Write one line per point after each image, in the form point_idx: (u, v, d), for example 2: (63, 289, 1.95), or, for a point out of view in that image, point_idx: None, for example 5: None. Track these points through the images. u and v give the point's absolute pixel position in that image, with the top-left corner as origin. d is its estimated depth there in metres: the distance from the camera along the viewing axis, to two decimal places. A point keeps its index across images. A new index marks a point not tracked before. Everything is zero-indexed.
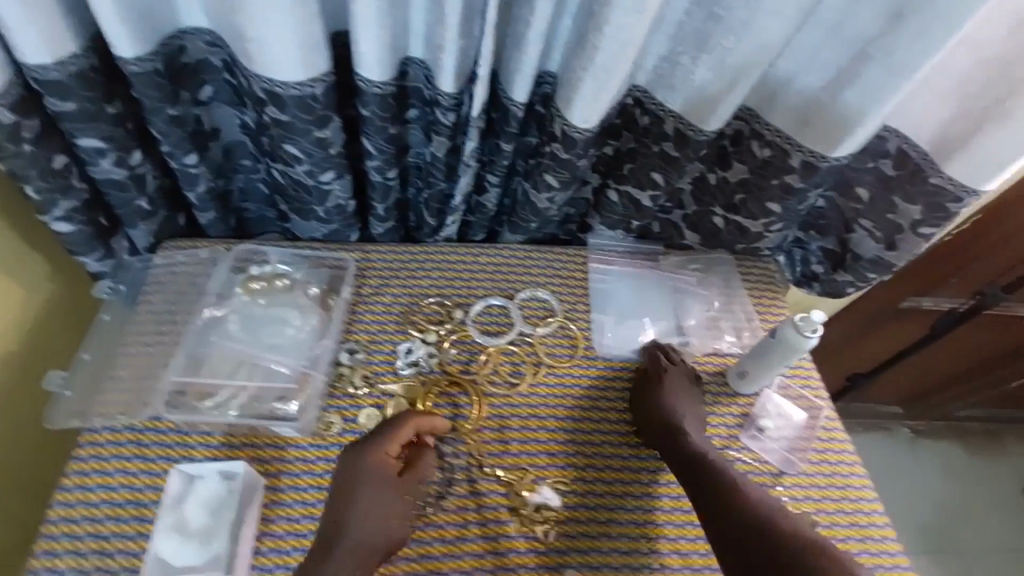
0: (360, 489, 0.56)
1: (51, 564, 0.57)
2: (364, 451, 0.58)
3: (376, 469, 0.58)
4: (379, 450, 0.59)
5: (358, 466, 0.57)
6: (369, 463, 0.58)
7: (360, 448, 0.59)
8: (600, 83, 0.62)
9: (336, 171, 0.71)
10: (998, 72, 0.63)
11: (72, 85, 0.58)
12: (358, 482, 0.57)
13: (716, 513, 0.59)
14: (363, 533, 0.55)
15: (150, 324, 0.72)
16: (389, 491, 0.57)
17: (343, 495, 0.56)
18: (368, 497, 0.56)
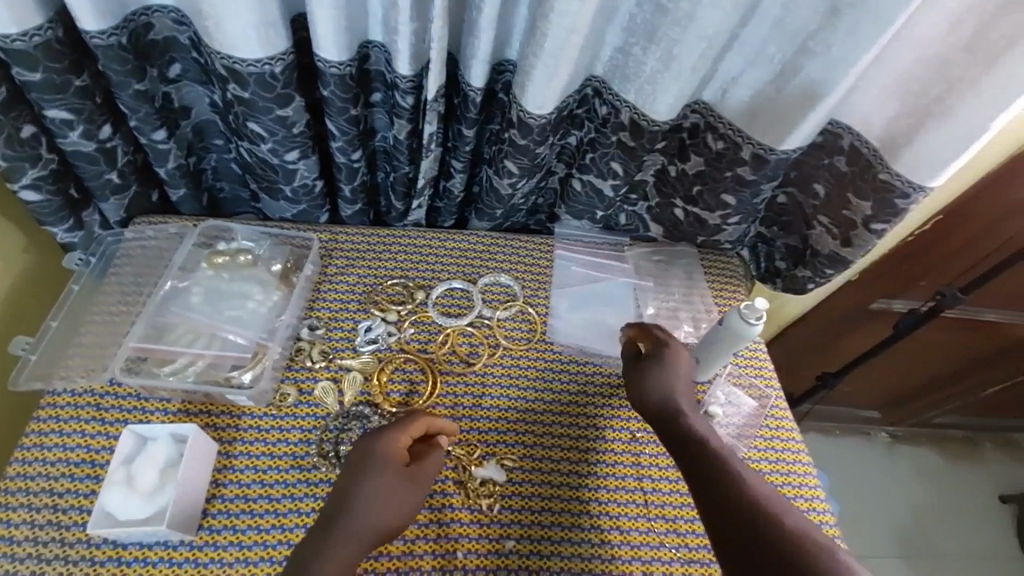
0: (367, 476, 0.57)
1: (6, 516, 0.59)
2: (375, 439, 0.59)
3: (384, 456, 0.58)
4: (390, 441, 0.59)
5: (371, 453, 0.58)
6: (382, 450, 0.58)
7: (372, 437, 0.60)
8: (550, 70, 0.65)
9: (301, 150, 0.74)
10: (936, 71, 0.65)
11: (39, 56, 0.60)
12: (366, 467, 0.57)
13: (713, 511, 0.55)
14: (361, 518, 0.55)
15: (115, 294, 0.75)
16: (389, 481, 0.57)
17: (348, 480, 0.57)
18: (371, 484, 0.56)
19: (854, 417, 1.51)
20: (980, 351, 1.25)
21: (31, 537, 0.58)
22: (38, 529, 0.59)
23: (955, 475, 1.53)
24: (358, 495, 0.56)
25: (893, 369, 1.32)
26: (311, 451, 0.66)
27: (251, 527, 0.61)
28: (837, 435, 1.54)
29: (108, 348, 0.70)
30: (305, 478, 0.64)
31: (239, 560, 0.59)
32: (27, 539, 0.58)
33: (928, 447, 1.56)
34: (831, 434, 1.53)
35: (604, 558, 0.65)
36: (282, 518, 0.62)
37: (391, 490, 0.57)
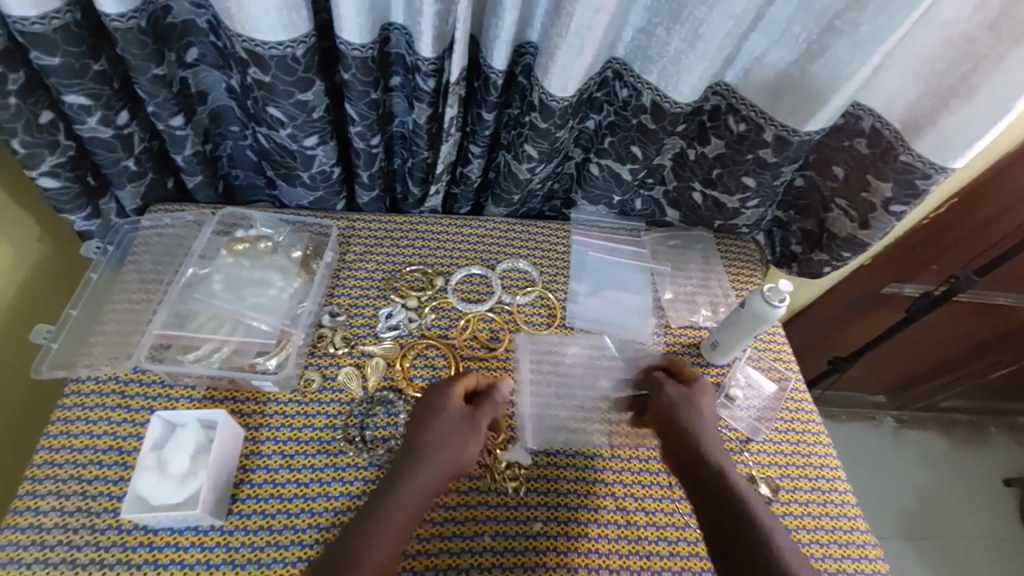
0: (427, 450, 0.59)
1: (35, 504, 0.59)
2: (437, 416, 0.61)
3: (451, 427, 0.60)
4: (448, 408, 0.61)
5: (433, 428, 0.60)
6: (445, 423, 0.60)
7: (432, 410, 0.61)
8: (574, 49, 0.65)
9: (320, 135, 0.74)
10: (961, 49, 0.64)
11: (58, 40, 0.60)
12: (425, 440, 0.59)
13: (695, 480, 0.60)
14: (404, 508, 0.56)
15: (135, 282, 0.74)
16: (450, 441, 0.59)
17: (409, 455, 0.59)
18: (438, 451, 0.59)
19: (861, 402, 1.52)
20: (990, 334, 1.25)
21: (62, 524, 0.58)
22: (69, 515, 0.59)
23: (961, 459, 1.55)
24: (397, 492, 0.57)
25: (903, 353, 1.32)
26: (337, 436, 0.66)
27: (280, 512, 0.61)
28: (845, 421, 1.55)
29: (130, 336, 0.70)
30: (333, 463, 0.65)
31: (270, 544, 0.59)
32: (58, 526, 0.58)
33: (934, 432, 1.57)
34: (839, 419, 1.54)
35: (630, 539, 0.64)
36: (311, 502, 0.62)
37: (454, 448, 0.59)
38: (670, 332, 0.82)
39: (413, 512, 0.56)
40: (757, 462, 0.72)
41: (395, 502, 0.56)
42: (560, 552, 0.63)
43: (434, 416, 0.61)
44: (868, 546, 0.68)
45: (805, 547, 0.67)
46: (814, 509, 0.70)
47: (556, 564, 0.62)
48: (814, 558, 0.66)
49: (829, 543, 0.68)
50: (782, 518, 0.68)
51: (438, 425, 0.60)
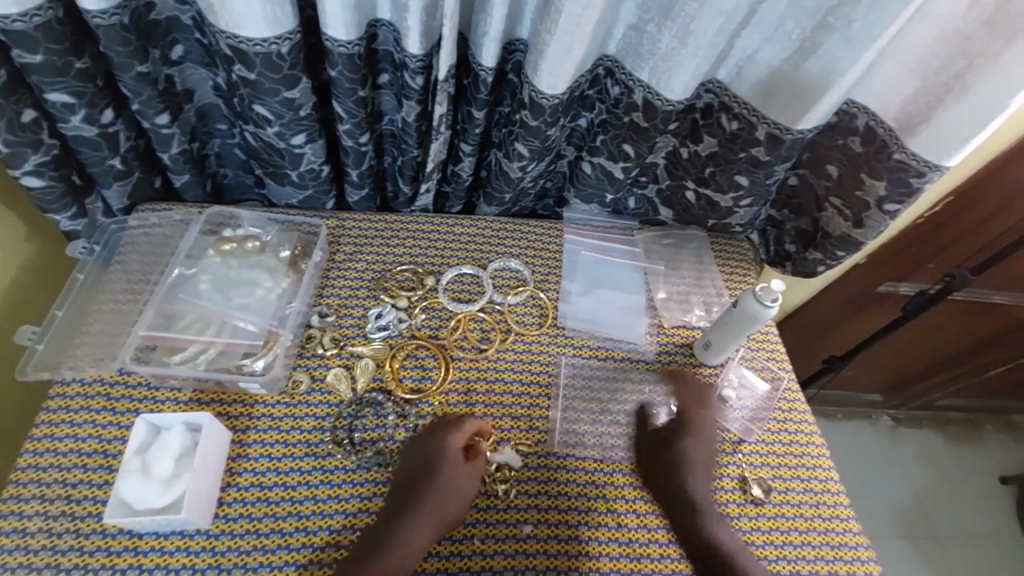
0: (426, 502, 0.59)
1: (18, 508, 0.59)
2: (436, 466, 0.61)
3: (449, 479, 0.60)
4: (447, 459, 0.61)
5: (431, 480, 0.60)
6: (443, 476, 0.60)
7: (431, 460, 0.61)
8: (564, 46, 0.64)
9: (308, 134, 0.73)
10: (956, 45, 0.63)
11: (39, 37, 0.59)
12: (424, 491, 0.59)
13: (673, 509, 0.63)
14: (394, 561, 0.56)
15: (121, 282, 0.73)
16: (448, 495, 0.60)
17: (406, 505, 0.59)
18: (437, 505, 0.59)
19: (857, 400, 1.52)
20: (985, 332, 1.25)
21: (45, 528, 0.58)
22: (52, 520, 0.58)
23: (956, 457, 1.55)
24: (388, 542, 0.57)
25: (898, 352, 1.32)
26: (325, 438, 0.66)
27: (267, 515, 0.60)
28: (841, 419, 1.54)
29: (116, 337, 0.69)
30: (320, 466, 0.64)
31: (257, 548, 0.59)
32: (41, 530, 0.58)
33: (929, 430, 1.57)
34: (835, 418, 1.54)
35: (621, 542, 0.64)
36: (299, 505, 0.61)
37: (449, 501, 0.60)
38: (662, 333, 0.81)
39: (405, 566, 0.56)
40: (749, 464, 0.71)
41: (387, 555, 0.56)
42: (551, 555, 0.62)
43: (432, 466, 0.61)
44: (860, 547, 0.68)
45: (797, 549, 0.66)
46: (806, 510, 0.69)
47: (546, 567, 0.61)
48: (807, 560, 0.66)
49: (821, 545, 0.67)
50: (774, 520, 0.68)
51: (437, 478, 0.60)
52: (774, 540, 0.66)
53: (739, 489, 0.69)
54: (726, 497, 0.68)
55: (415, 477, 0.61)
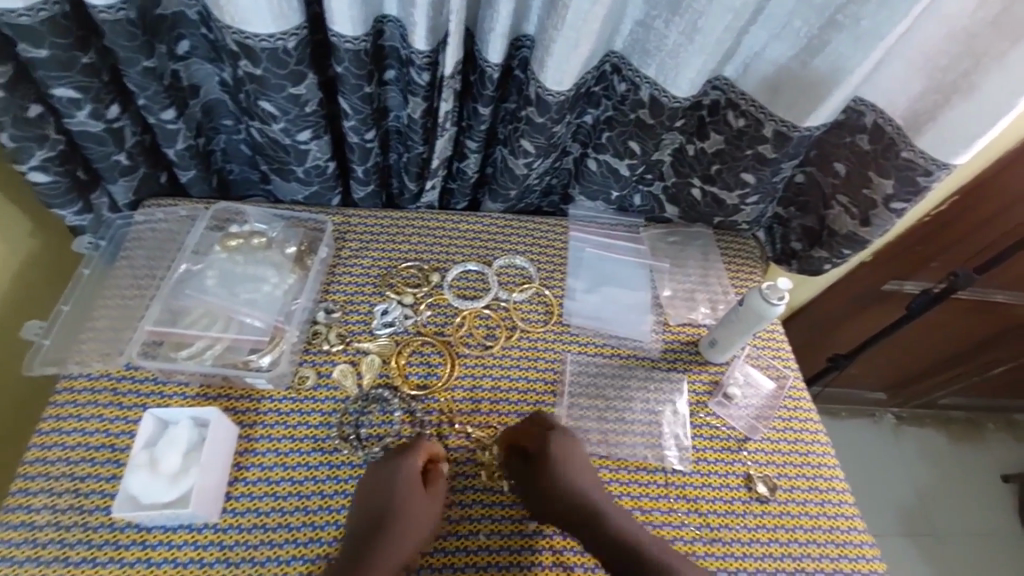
0: (387, 539, 0.55)
1: (26, 501, 0.59)
2: (393, 498, 0.58)
3: (407, 511, 0.57)
4: (400, 488, 0.58)
5: (391, 511, 0.57)
6: (400, 506, 0.57)
7: (385, 493, 0.58)
8: (571, 42, 0.64)
9: (313, 130, 0.73)
10: (964, 45, 0.63)
11: (45, 33, 0.58)
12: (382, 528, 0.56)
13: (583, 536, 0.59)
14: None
15: (127, 278, 0.73)
16: (409, 528, 0.57)
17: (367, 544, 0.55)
18: (399, 540, 0.55)
19: (861, 398, 1.52)
20: (989, 331, 1.24)
21: (53, 521, 0.58)
22: (60, 513, 0.58)
23: (959, 456, 1.54)
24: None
25: (902, 350, 1.32)
26: (332, 433, 0.66)
27: (274, 510, 0.61)
28: (844, 417, 1.54)
29: (123, 333, 0.69)
30: (327, 461, 0.64)
31: (264, 542, 0.59)
32: (49, 523, 0.58)
33: (933, 428, 1.57)
34: (838, 416, 1.54)
35: None
36: (305, 500, 0.62)
37: (409, 537, 0.56)
38: (668, 330, 0.81)
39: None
40: (755, 461, 0.71)
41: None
42: (556, 551, 0.62)
43: (387, 500, 0.58)
44: (865, 545, 0.68)
45: (802, 546, 0.66)
46: (811, 508, 0.69)
47: (552, 563, 0.61)
48: (812, 557, 0.66)
49: (826, 543, 0.67)
50: (779, 517, 0.68)
51: (394, 514, 0.56)
52: (780, 537, 0.66)
53: (745, 487, 0.69)
54: (731, 494, 0.69)
55: (369, 516, 0.57)
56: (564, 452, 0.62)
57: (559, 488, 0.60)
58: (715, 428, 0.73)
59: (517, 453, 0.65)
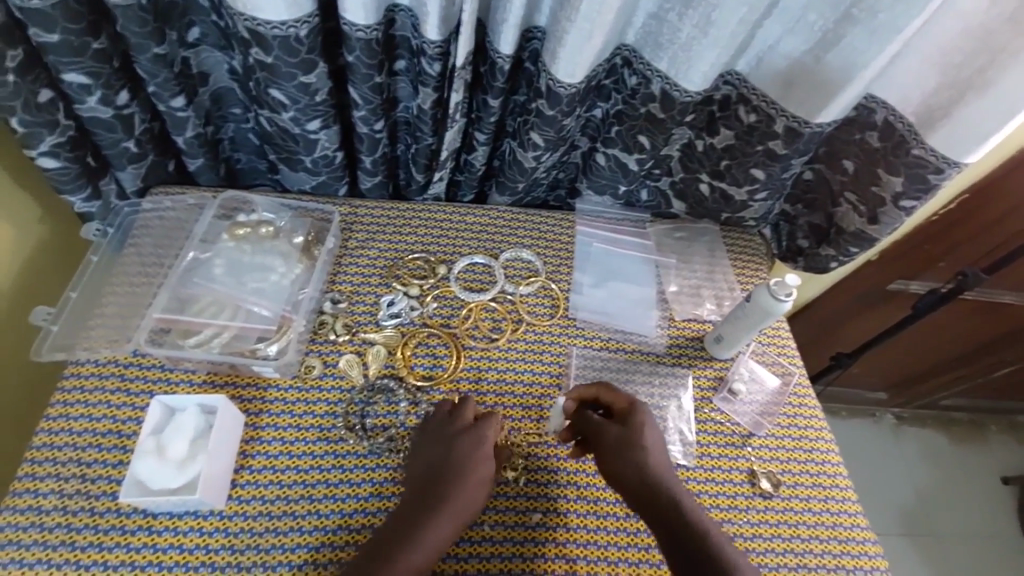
0: (461, 501, 0.56)
1: (34, 486, 0.59)
2: (478, 460, 0.58)
3: (483, 478, 0.58)
4: (486, 454, 0.59)
5: (469, 474, 0.57)
6: (484, 471, 0.58)
7: (469, 453, 0.58)
8: (584, 34, 0.63)
9: (323, 119, 0.73)
10: (979, 42, 0.62)
11: (57, 17, 0.58)
12: (459, 488, 0.56)
13: (649, 514, 0.58)
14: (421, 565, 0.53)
15: (135, 265, 0.73)
16: (478, 494, 0.58)
17: (438, 499, 0.56)
18: (468, 506, 0.57)
19: (862, 398, 1.52)
20: (993, 332, 1.24)
21: (61, 506, 0.58)
22: (68, 498, 0.59)
23: (960, 457, 1.55)
24: (419, 543, 0.53)
25: (905, 350, 1.32)
26: (337, 423, 0.66)
27: (280, 498, 0.61)
28: (845, 417, 1.54)
29: (130, 320, 0.70)
30: (332, 450, 0.64)
31: (270, 530, 0.59)
32: (57, 508, 0.58)
33: (933, 429, 1.57)
34: (839, 415, 1.54)
35: (630, 531, 0.64)
36: (311, 488, 0.62)
37: (474, 508, 0.57)
38: (673, 325, 0.81)
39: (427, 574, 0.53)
40: (758, 457, 0.71)
41: (414, 557, 0.53)
42: (559, 543, 0.62)
43: (466, 462, 0.58)
44: (868, 542, 0.68)
45: (805, 542, 0.67)
46: (814, 505, 0.69)
47: (554, 555, 0.62)
48: (814, 553, 0.66)
49: (829, 539, 0.67)
50: (782, 513, 0.68)
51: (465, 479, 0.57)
52: (783, 533, 0.67)
53: (748, 483, 0.69)
54: (735, 489, 0.69)
55: (444, 475, 0.57)
56: (642, 429, 0.61)
57: (631, 468, 0.59)
58: (720, 424, 0.73)
59: (591, 425, 0.64)
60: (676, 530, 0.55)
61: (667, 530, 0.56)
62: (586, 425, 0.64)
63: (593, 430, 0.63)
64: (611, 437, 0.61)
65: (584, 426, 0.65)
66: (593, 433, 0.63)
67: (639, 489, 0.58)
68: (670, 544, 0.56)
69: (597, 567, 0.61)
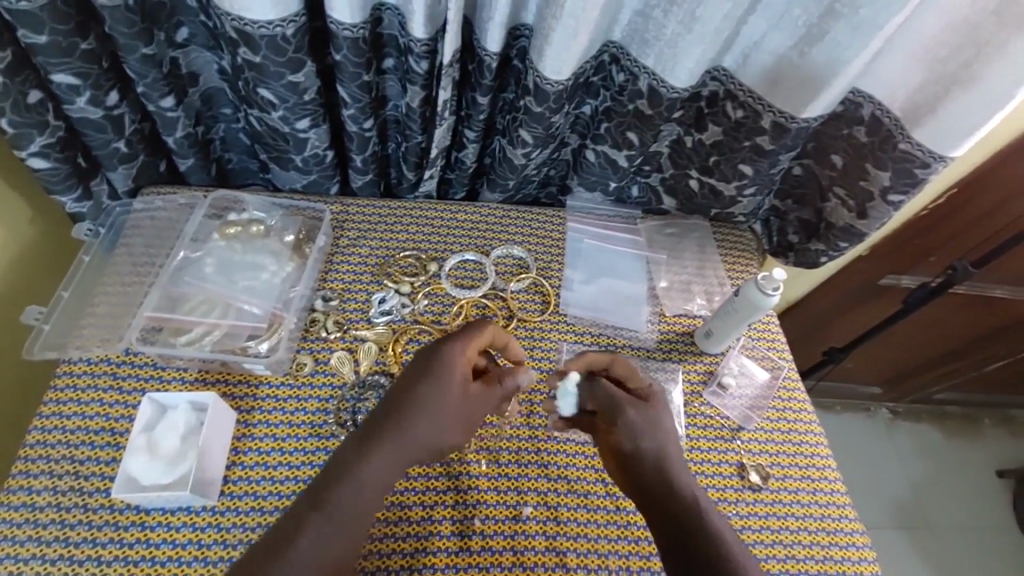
0: (404, 428, 0.51)
1: (27, 483, 0.60)
2: (435, 382, 0.53)
3: (442, 405, 0.52)
4: (452, 378, 0.53)
5: (423, 398, 0.52)
6: (442, 397, 0.53)
7: (429, 376, 0.53)
8: (570, 31, 0.64)
9: (312, 118, 0.73)
10: (963, 36, 0.63)
11: (45, 18, 0.58)
12: (409, 413, 0.51)
13: (653, 511, 0.53)
14: (355, 500, 0.49)
15: (127, 264, 0.74)
16: (433, 423, 0.52)
17: (386, 425, 0.51)
18: (415, 435, 0.51)
19: (856, 393, 1.53)
20: (985, 326, 1.25)
21: (54, 503, 0.59)
22: (61, 495, 0.59)
23: (954, 450, 1.55)
24: (353, 475, 0.49)
25: (898, 345, 1.32)
26: (329, 419, 0.66)
27: (272, 493, 0.61)
28: (839, 412, 1.55)
29: (122, 318, 0.70)
30: (324, 447, 0.65)
31: (262, 525, 0.60)
32: (50, 505, 0.59)
33: (927, 423, 1.58)
34: (833, 410, 1.55)
35: (620, 524, 0.64)
36: (303, 484, 0.62)
37: (428, 437, 0.52)
38: (664, 321, 0.81)
39: (362, 510, 0.49)
40: (747, 450, 0.72)
41: (346, 489, 0.49)
42: (550, 537, 0.63)
43: (435, 382, 0.53)
44: (856, 534, 0.69)
45: (793, 534, 0.67)
46: (803, 497, 0.70)
47: (545, 548, 0.62)
48: (803, 545, 0.67)
49: (817, 530, 0.68)
50: (771, 505, 0.69)
51: (426, 402, 0.52)
52: (771, 525, 0.67)
53: (737, 475, 0.70)
54: (724, 482, 0.69)
55: (404, 397, 0.52)
56: (657, 409, 0.58)
57: (647, 449, 0.54)
58: (710, 418, 0.74)
59: (606, 401, 0.59)
60: (674, 526, 0.50)
61: (665, 527, 0.51)
62: (605, 400, 0.59)
63: (609, 407, 0.58)
64: (626, 414, 0.56)
65: (592, 398, 0.61)
66: (606, 410, 0.58)
67: (649, 474, 0.54)
68: (667, 540, 0.50)
69: (587, 560, 0.62)
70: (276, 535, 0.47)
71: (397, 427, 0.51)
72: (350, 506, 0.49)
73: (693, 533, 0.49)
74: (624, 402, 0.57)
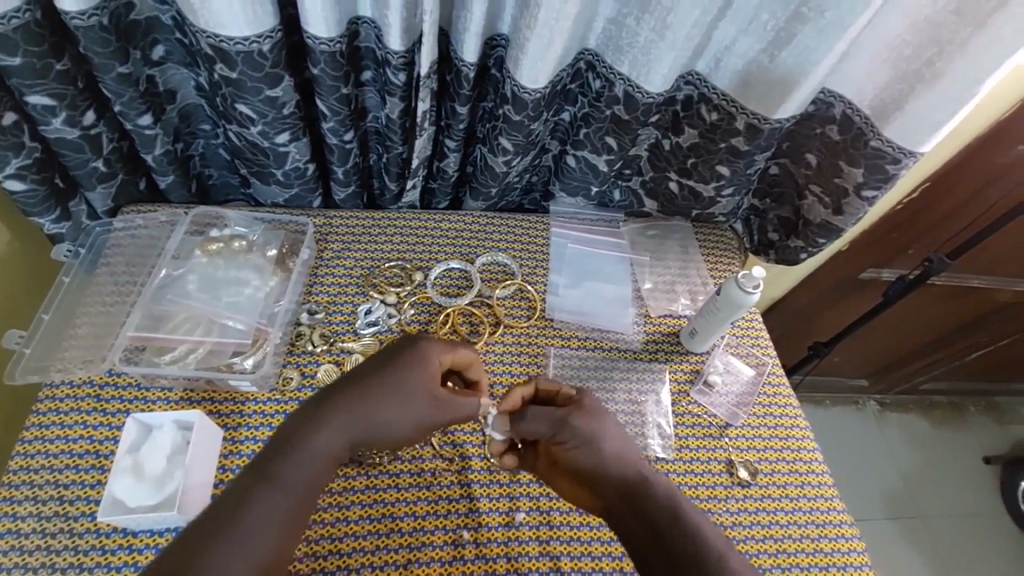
0: (366, 407, 0.52)
1: (12, 509, 0.59)
2: (411, 368, 0.54)
3: (411, 389, 0.53)
4: (427, 372, 0.55)
5: (395, 381, 0.53)
6: (412, 382, 0.54)
7: (402, 361, 0.54)
8: (544, 40, 0.65)
9: (292, 132, 0.74)
10: (927, 34, 0.64)
11: (19, 40, 0.58)
12: (374, 392, 0.52)
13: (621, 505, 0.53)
14: (306, 472, 0.49)
15: (107, 283, 0.73)
16: (398, 409, 0.53)
17: (352, 396, 0.52)
18: (376, 414, 0.52)
19: (845, 386, 1.54)
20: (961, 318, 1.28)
21: (40, 528, 0.58)
22: (46, 520, 0.58)
23: (941, 439, 1.58)
24: (307, 448, 0.50)
25: (880, 338, 1.35)
26: None
27: None
28: (828, 406, 1.57)
29: (104, 339, 0.69)
30: None
31: None
32: (36, 531, 0.58)
33: (915, 413, 1.61)
34: (822, 403, 1.57)
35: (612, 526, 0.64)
36: None
37: (387, 420, 0.53)
38: (649, 322, 0.82)
39: (311, 482, 0.49)
40: (736, 447, 0.73)
41: (300, 462, 0.49)
42: (543, 541, 0.63)
43: (408, 371, 0.54)
44: (845, 525, 0.69)
45: (784, 527, 0.68)
46: (791, 491, 0.71)
47: (539, 552, 0.62)
48: (793, 538, 0.67)
49: (806, 523, 0.69)
50: (760, 500, 0.69)
51: (391, 385, 0.53)
52: (762, 520, 0.68)
53: (727, 472, 0.71)
54: (714, 480, 0.70)
55: (373, 375, 0.53)
56: (598, 417, 0.58)
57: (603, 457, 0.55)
58: (697, 416, 0.74)
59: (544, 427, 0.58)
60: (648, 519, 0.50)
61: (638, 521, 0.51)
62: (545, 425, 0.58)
63: (550, 429, 0.57)
64: (567, 432, 0.56)
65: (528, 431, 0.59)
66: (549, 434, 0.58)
67: (612, 479, 0.54)
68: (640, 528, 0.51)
69: (581, 563, 0.62)
70: (214, 508, 0.47)
71: (359, 404, 0.52)
72: (302, 477, 0.49)
73: (659, 516, 0.50)
74: (565, 417, 0.57)
